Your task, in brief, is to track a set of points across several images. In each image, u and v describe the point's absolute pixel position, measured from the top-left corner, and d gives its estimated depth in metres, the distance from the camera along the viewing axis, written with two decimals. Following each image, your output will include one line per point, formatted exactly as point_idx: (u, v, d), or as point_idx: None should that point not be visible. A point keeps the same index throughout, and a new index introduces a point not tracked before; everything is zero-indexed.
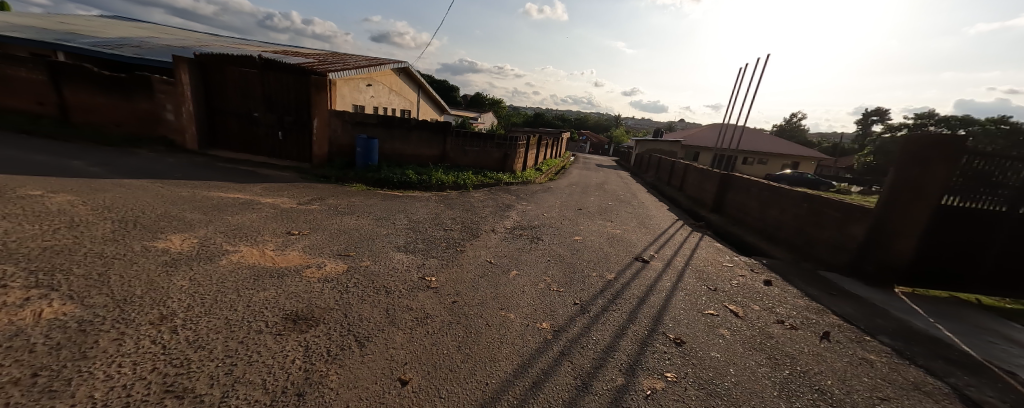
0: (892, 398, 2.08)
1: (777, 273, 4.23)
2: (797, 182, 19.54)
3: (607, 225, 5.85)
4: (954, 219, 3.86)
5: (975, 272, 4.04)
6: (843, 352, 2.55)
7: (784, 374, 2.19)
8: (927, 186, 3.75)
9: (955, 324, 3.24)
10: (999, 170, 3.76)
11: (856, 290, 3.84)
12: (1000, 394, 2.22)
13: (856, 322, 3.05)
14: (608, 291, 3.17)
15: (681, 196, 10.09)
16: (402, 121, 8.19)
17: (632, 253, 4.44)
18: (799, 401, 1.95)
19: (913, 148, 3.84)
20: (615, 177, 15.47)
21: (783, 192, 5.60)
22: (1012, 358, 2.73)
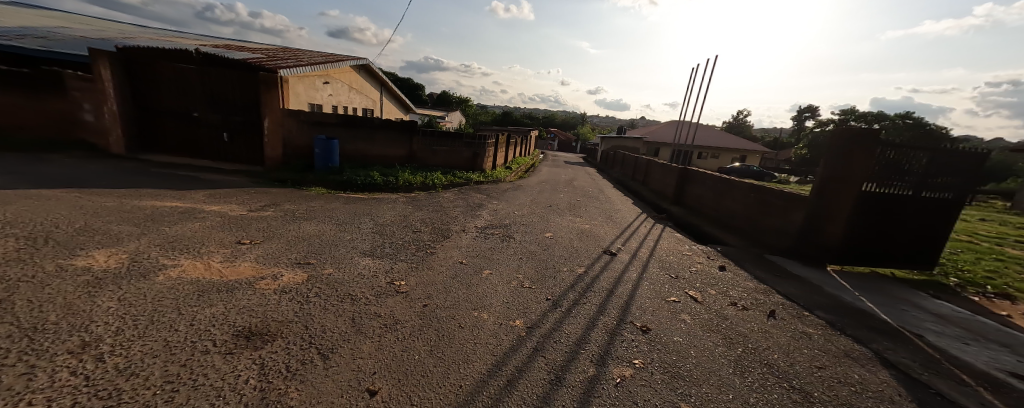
0: (826, 366, 2.32)
1: (731, 259, 4.56)
2: (747, 174, 21.15)
3: (576, 220, 5.97)
4: (874, 205, 4.30)
5: (891, 249, 4.53)
6: (787, 328, 2.80)
7: (737, 352, 2.38)
8: (852, 176, 4.19)
9: (877, 296, 3.68)
10: (907, 159, 4.19)
11: (797, 271, 4.24)
12: (911, 355, 2.55)
13: (797, 300, 3.36)
14: (578, 285, 3.25)
15: (645, 191, 10.54)
16: (365, 121, 7.88)
17: (600, 247, 4.58)
18: (751, 375, 2.13)
19: (839, 140, 4.30)
20: (584, 174, 15.84)
21: (735, 184, 6.03)
22: (920, 322, 3.14)
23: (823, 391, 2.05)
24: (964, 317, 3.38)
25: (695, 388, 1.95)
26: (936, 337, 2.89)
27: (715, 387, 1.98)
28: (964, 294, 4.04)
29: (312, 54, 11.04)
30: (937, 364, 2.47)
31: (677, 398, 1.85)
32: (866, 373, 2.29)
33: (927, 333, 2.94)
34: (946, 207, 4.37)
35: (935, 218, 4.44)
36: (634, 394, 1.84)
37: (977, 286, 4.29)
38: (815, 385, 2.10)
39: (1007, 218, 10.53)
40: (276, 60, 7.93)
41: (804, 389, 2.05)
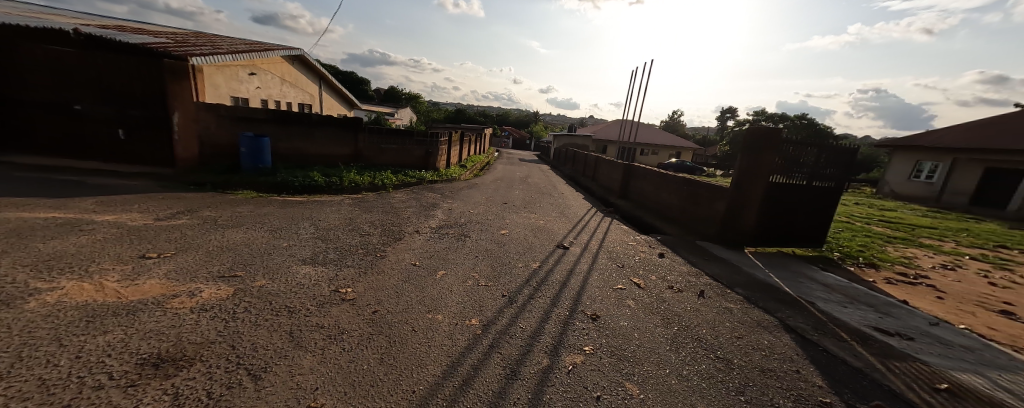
0: (744, 336, 2.65)
1: (668, 246, 4.99)
2: (682, 169, 23.18)
3: (530, 217, 6.09)
4: (782, 195, 4.93)
5: (796, 232, 5.24)
6: (713, 305, 3.15)
7: (673, 330, 2.62)
8: (763, 169, 4.78)
9: (782, 271, 4.28)
10: (806, 155, 4.87)
11: (722, 254, 4.77)
12: (807, 320, 3.01)
13: (721, 280, 3.78)
14: (533, 279, 3.32)
15: (595, 186, 11.05)
16: (301, 117, 7.28)
17: (554, 241, 4.73)
18: (684, 350, 2.36)
19: (752, 138, 4.89)
20: (537, 171, 16.14)
21: (671, 178, 6.59)
22: (813, 291, 3.72)
23: (743, 358, 2.33)
24: (846, 285, 4.05)
25: (638, 367, 2.11)
26: (825, 303, 3.44)
27: (655, 364, 2.16)
28: (846, 266, 4.85)
29: (233, 41, 9.89)
30: (826, 325, 2.95)
31: (623, 379, 1.98)
32: (774, 338, 2.66)
33: (819, 300, 3.49)
34: (836, 194, 5.14)
35: (830, 204, 5.19)
36: (584, 379, 1.94)
37: (854, 258, 5.20)
38: (738, 354, 2.38)
39: (876, 202, 12.82)
40: (187, 46, 6.98)
41: (729, 359, 2.31)
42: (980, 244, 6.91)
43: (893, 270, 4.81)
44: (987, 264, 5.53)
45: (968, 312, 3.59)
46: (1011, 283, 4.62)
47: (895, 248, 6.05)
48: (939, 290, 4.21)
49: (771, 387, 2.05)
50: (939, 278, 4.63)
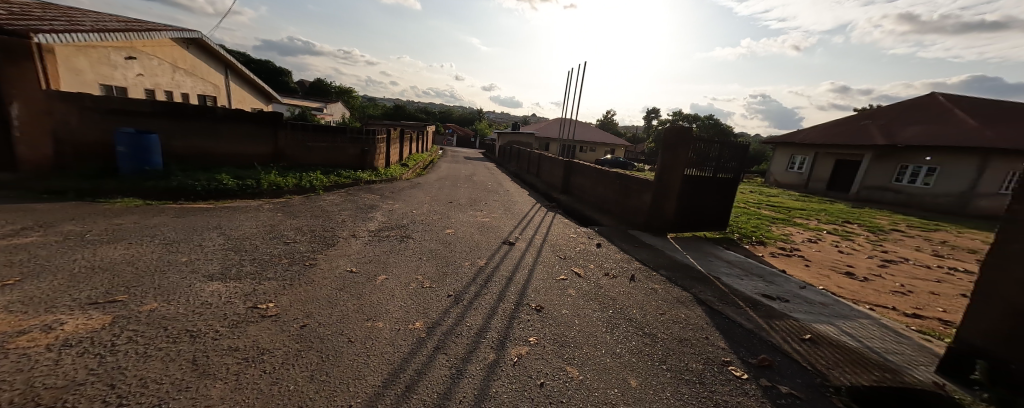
0: (669, 312, 2.96)
1: (604, 236, 5.35)
2: (617, 165, 24.91)
3: (476, 215, 6.07)
4: (696, 186, 5.55)
5: (710, 218, 5.94)
6: (643, 287, 3.47)
7: (609, 313, 2.83)
8: (679, 163, 5.35)
9: (697, 253, 4.85)
10: (714, 150, 5.54)
11: (650, 240, 5.26)
12: (717, 293, 3.47)
13: (649, 264, 4.16)
14: (479, 277, 3.33)
15: (538, 182, 11.38)
16: (203, 110, 6.35)
17: (500, 238, 4.78)
18: (619, 330, 2.57)
19: (669, 136, 5.44)
20: (482, 168, 16.10)
21: (606, 173, 7.08)
22: (720, 268, 4.30)
23: (667, 332, 2.62)
24: (745, 261, 4.74)
25: (579, 351, 2.25)
26: (730, 277, 3.99)
27: (594, 346, 2.32)
28: (744, 244, 5.69)
29: (108, 18, 8.23)
30: (731, 296, 3.43)
31: (565, 363, 2.10)
32: (691, 312, 3.02)
33: (725, 275, 4.04)
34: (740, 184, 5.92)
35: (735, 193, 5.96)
36: (529, 369, 2.01)
37: (749, 236, 6.13)
38: (663, 329, 2.66)
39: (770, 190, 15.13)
40: (36, 20, 5.64)
41: (655, 334, 2.57)
42: (834, 221, 8.55)
43: (777, 245, 5.77)
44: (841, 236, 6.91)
45: (824, 276, 4.43)
46: (857, 251, 5.84)
47: (779, 227, 7.26)
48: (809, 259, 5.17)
49: (690, 355, 2.34)
50: (804, 249, 5.64)
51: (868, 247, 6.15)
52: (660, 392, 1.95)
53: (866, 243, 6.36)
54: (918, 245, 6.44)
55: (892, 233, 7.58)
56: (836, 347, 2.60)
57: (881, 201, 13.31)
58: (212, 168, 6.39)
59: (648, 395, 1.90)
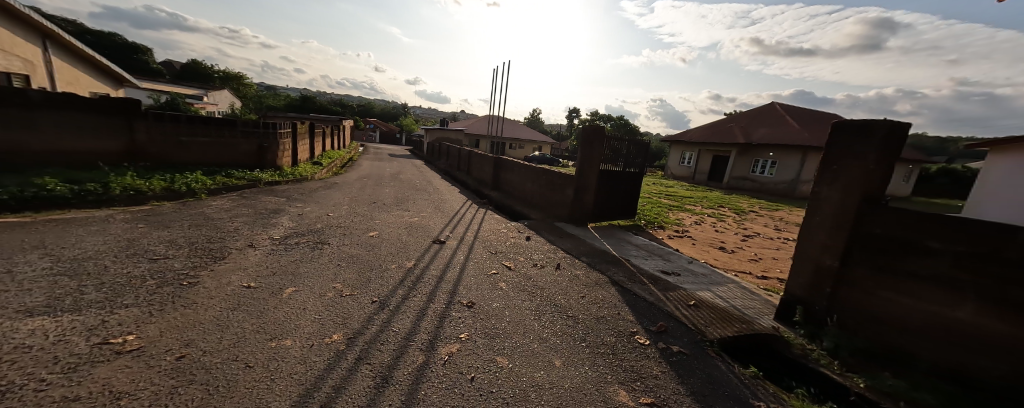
0: (589, 295, 3.25)
1: (532, 229, 5.58)
2: (545, 161, 26.03)
3: (403, 214, 5.84)
4: (610, 179, 6.11)
5: (623, 207, 6.60)
6: (568, 274, 3.73)
7: (537, 301, 3.00)
8: (595, 160, 5.81)
9: (614, 239, 5.37)
10: (624, 147, 6.15)
11: (573, 231, 5.65)
12: (630, 274, 3.89)
13: (573, 252, 4.48)
14: (407, 278, 3.23)
15: (469, 179, 11.37)
16: (10, 94, 5.19)
17: (429, 237, 4.67)
18: (545, 316, 2.75)
19: (585, 135, 5.87)
20: (409, 166, 15.49)
21: (532, 169, 7.39)
22: (632, 251, 4.82)
23: (586, 312, 2.89)
24: (650, 243, 5.41)
25: (508, 341, 2.34)
26: (639, 259, 4.51)
27: (522, 334, 2.44)
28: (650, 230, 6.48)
29: None
30: (641, 275, 3.88)
31: (495, 354, 2.17)
32: (608, 293, 3.35)
33: (636, 258, 4.55)
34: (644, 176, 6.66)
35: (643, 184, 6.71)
36: (460, 366, 2.03)
37: (654, 222, 7.03)
38: (583, 310, 2.92)
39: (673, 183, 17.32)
40: None
41: (576, 315, 2.81)
42: (715, 206, 10.63)
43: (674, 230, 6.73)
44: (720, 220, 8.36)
45: (705, 249, 5.66)
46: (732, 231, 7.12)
47: (676, 214, 8.46)
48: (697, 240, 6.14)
49: (606, 330, 2.63)
50: (693, 230, 7.03)
51: (735, 227, 7.89)
52: (582, 368, 2.15)
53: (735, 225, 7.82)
54: (767, 225, 8.44)
55: (753, 215, 9.75)
56: (714, 309, 3.18)
57: (742, 188, 16.76)
58: (33, 168, 5.25)
59: (570, 372, 2.09)
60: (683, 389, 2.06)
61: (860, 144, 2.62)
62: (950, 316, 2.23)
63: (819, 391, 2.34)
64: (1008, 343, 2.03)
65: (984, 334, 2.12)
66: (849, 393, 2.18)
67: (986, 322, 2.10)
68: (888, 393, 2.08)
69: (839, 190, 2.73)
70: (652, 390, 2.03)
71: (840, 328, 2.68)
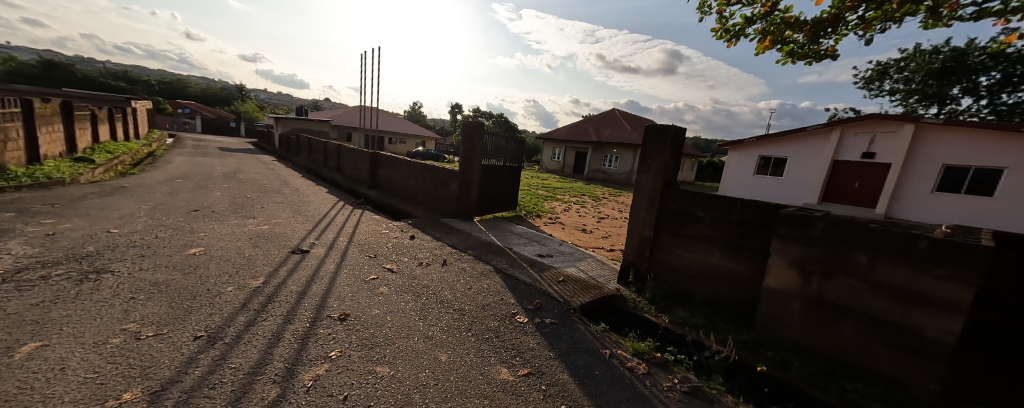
0: (474, 286, 3.36)
1: (417, 227, 5.39)
2: (427, 157, 25.27)
3: (250, 223, 4.82)
4: (492, 173, 6.39)
5: (506, 200, 7.01)
6: (454, 268, 3.77)
7: (422, 299, 2.96)
8: (478, 155, 5.97)
9: (498, 230, 5.66)
10: (504, 143, 6.49)
11: (459, 225, 5.72)
12: (512, 261, 4.18)
13: (459, 246, 4.55)
14: (257, 299, 2.70)
15: (340, 178, 10.18)
16: None
17: (288, 247, 4.00)
18: (431, 314, 2.73)
19: (467, 130, 5.95)
20: (257, 163, 12.87)
21: (414, 165, 7.13)
22: (514, 240, 5.19)
23: (472, 303, 3.00)
24: (530, 231, 5.89)
25: (390, 348, 2.22)
26: (520, 246, 4.88)
27: (405, 338, 2.36)
28: (530, 218, 7.10)
29: None
30: (521, 262, 4.21)
31: (374, 365, 2.03)
32: (493, 281, 3.54)
33: (517, 245, 4.91)
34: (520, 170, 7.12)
35: None
36: (331, 387, 1.82)
37: (531, 212, 7.75)
38: (468, 301, 3.01)
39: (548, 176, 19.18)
40: None
41: (462, 308, 2.89)
42: (578, 194, 12.42)
43: (548, 217, 7.59)
44: (582, 207, 9.80)
45: (571, 232, 6.58)
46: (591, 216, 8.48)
47: (549, 203, 9.51)
48: (565, 225, 7.07)
49: (490, 317, 2.78)
50: (563, 215, 8.10)
51: (594, 211, 9.38)
52: (466, 357, 2.24)
53: (594, 211, 9.33)
54: (615, 208, 10.34)
55: (606, 201, 11.73)
56: (579, 282, 3.76)
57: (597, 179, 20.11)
58: None
59: (456, 364, 2.14)
60: (554, 354, 2.40)
61: (660, 143, 3.71)
62: (710, 262, 3.37)
63: (642, 331, 3.15)
64: (735, 275, 3.22)
65: (724, 270, 3.28)
66: (658, 328, 3.05)
67: (726, 263, 3.27)
68: (679, 321, 3.04)
69: (648, 177, 3.86)
70: (530, 362, 2.29)
71: (654, 281, 3.77)
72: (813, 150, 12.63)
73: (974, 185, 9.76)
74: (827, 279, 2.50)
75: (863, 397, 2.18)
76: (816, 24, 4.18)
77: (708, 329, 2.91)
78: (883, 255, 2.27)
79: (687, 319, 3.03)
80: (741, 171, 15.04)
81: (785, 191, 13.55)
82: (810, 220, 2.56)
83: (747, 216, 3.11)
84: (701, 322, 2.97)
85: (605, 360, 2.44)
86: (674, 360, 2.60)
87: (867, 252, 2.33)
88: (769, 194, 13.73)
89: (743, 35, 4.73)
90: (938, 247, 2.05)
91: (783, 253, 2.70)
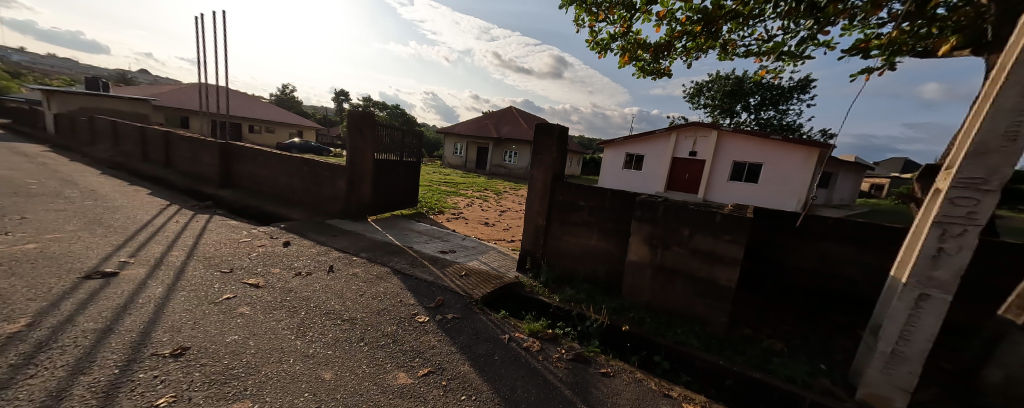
0: (366, 292, 3.04)
1: (293, 232, 4.60)
2: (303, 149, 21.88)
3: (9, 243, 3.33)
4: (385, 169, 5.89)
5: (404, 196, 6.57)
6: (342, 275, 3.35)
7: (299, 315, 2.55)
8: (367, 148, 5.41)
9: (394, 229, 5.27)
10: (398, 136, 6.02)
11: (348, 226, 5.12)
12: (410, 261, 3.94)
13: (348, 250, 4.07)
14: (24, 348, 1.87)
15: (176, 175, 7.97)
16: None
17: (85, 272, 2.90)
18: (310, 330, 2.36)
19: (351, 120, 5.29)
20: (26, 156, 9.06)
21: (286, 159, 6.08)
22: (412, 238, 4.91)
23: (365, 310, 2.72)
24: (431, 228, 5.65)
25: (252, 380, 1.82)
26: (419, 244, 4.65)
27: (276, 364, 1.98)
28: (430, 215, 6.85)
29: None
30: (421, 260, 3.99)
31: (228, 403, 1.64)
32: (390, 284, 3.27)
33: (416, 243, 4.67)
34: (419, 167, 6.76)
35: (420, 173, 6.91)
36: None
37: (432, 207, 7.49)
38: (360, 309, 2.72)
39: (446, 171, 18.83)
40: None
41: (353, 317, 2.59)
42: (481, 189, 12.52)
43: (449, 212, 7.46)
44: (483, 200, 9.98)
45: (475, 227, 6.57)
46: (492, 209, 8.70)
47: (450, 198, 9.37)
48: (467, 219, 7.06)
49: (382, 321, 2.57)
50: (466, 210, 8.08)
51: (494, 205, 9.61)
52: (355, 370, 2.01)
53: (495, 204, 9.60)
54: (515, 202, 10.78)
55: (506, 195, 12.14)
56: (479, 274, 3.78)
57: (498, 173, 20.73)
58: None
59: (341, 382, 1.89)
60: (456, 348, 2.37)
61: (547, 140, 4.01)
62: (590, 243, 3.84)
63: (538, 311, 3.41)
64: (608, 253, 3.75)
65: (600, 250, 3.79)
66: (550, 306, 3.33)
67: (601, 244, 3.78)
68: (566, 299, 3.38)
69: (541, 171, 4.09)
70: (429, 360, 2.20)
71: (547, 265, 4.11)
72: (658, 149, 16.40)
73: (750, 174, 14.42)
74: (666, 249, 3.18)
75: (688, 337, 2.85)
76: (656, 48, 5.15)
77: (588, 303, 3.32)
78: (699, 229, 2.98)
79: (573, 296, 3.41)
80: (612, 167, 18.12)
81: (643, 183, 16.95)
82: (654, 204, 3.20)
83: (616, 202, 3.65)
84: (583, 297, 3.38)
85: (503, 345, 2.52)
86: (561, 332, 2.85)
87: (689, 226, 3.04)
88: (633, 184, 17.35)
89: (608, 49, 5.44)
90: (726, 220, 2.84)
91: (639, 232, 3.31)
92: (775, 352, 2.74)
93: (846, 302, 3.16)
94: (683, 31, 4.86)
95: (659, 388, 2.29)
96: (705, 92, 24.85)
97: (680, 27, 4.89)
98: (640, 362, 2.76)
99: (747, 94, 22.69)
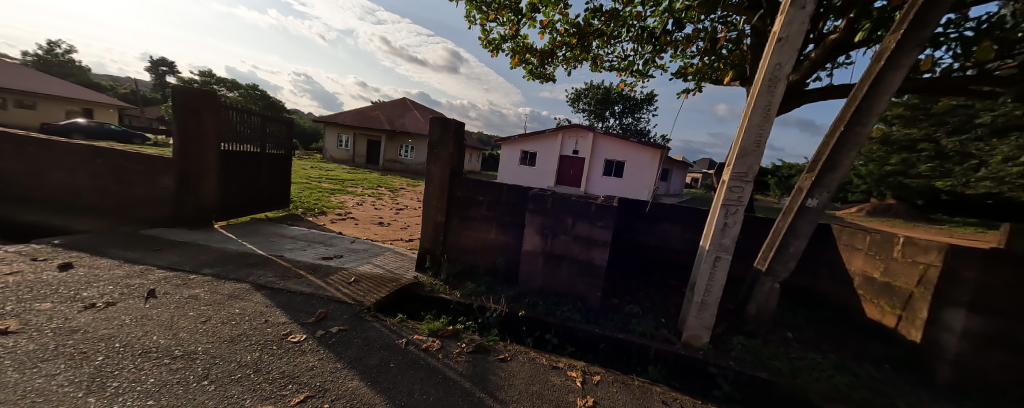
0: (212, 318, 2.36)
1: (80, 250, 3.32)
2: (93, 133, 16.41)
3: None
4: (236, 162, 4.80)
5: (265, 197, 5.49)
6: (172, 300, 2.54)
7: (98, 359, 1.81)
8: (205, 136, 4.28)
9: (254, 237, 4.34)
10: (252, 122, 4.96)
11: (180, 237, 4.01)
12: (276, 273, 3.27)
13: (181, 267, 3.16)
14: None
15: None
16: None
17: None
18: (113, 379, 1.68)
19: (178, 99, 4.11)
20: None
21: (70, 149, 4.50)
22: (281, 245, 4.13)
23: (212, 338, 2.12)
24: (309, 233, 4.83)
25: None
26: (290, 252, 3.94)
27: None
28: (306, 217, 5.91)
29: None
30: (292, 272, 3.36)
31: None
32: (251, 303, 2.65)
33: (285, 251, 3.93)
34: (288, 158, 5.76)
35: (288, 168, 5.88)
36: None
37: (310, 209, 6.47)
38: (206, 338, 2.12)
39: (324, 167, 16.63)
40: None
41: (192, 351, 1.99)
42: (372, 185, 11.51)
43: (333, 213, 6.56)
44: (375, 198, 9.23)
45: (367, 228, 5.94)
46: (385, 207, 8.15)
47: (336, 197, 8.24)
48: (354, 219, 6.43)
49: (234, 350, 2.03)
50: (354, 210, 7.25)
51: (391, 203, 8.81)
52: None
53: (388, 201, 9.01)
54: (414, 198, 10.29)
55: (404, 192, 11.42)
56: (371, 279, 3.39)
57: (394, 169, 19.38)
58: None
59: None
60: (341, 365, 2.03)
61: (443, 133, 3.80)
62: (490, 237, 3.86)
63: (438, 310, 3.26)
64: (506, 245, 3.82)
65: (501, 244, 3.82)
66: (449, 303, 3.21)
67: (500, 237, 3.82)
68: (468, 293, 3.33)
69: (439, 168, 3.89)
70: (308, 384, 1.83)
71: (447, 263, 3.97)
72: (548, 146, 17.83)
73: (619, 170, 16.74)
74: (555, 238, 3.39)
75: (572, 313, 3.10)
76: (542, 53, 5.51)
77: (487, 295, 3.33)
78: (580, 218, 3.28)
79: (474, 290, 3.37)
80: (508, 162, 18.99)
81: (536, 178, 18.23)
82: (543, 198, 3.38)
83: (514, 197, 3.73)
84: (483, 290, 3.38)
85: (398, 350, 2.28)
86: (462, 327, 2.81)
87: (572, 216, 3.30)
88: (526, 179, 18.47)
89: (499, 50, 5.57)
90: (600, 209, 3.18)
91: (532, 224, 3.47)
92: (633, 314, 3.23)
93: (680, 269, 3.95)
94: (562, 41, 5.29)
95: (550, 362, 2.48)
96: (583, 99, 28.00)
97: (560, 38, 5.30)
98: (533, 342, 2.92)
99: (614, 102, 26.56)
